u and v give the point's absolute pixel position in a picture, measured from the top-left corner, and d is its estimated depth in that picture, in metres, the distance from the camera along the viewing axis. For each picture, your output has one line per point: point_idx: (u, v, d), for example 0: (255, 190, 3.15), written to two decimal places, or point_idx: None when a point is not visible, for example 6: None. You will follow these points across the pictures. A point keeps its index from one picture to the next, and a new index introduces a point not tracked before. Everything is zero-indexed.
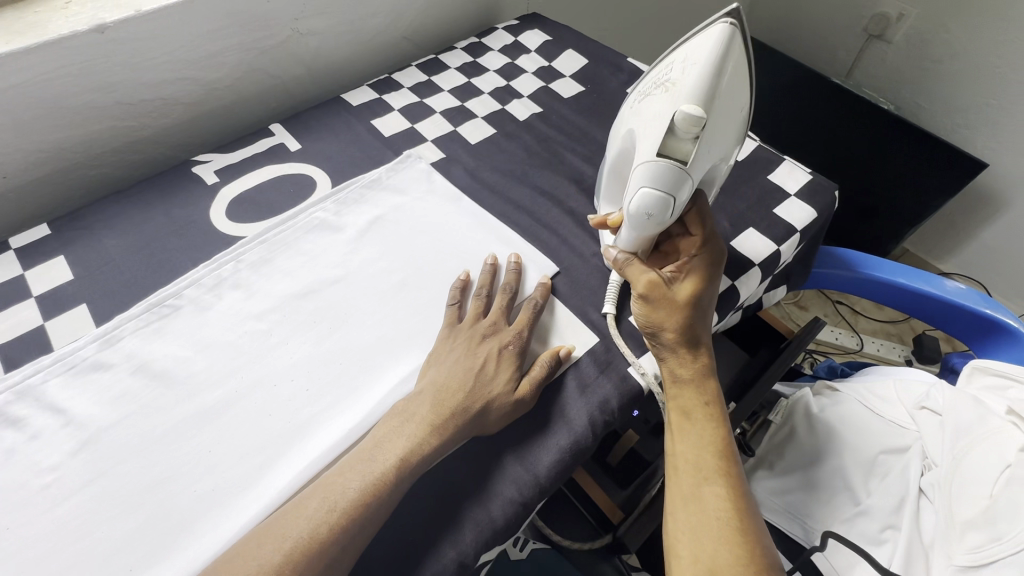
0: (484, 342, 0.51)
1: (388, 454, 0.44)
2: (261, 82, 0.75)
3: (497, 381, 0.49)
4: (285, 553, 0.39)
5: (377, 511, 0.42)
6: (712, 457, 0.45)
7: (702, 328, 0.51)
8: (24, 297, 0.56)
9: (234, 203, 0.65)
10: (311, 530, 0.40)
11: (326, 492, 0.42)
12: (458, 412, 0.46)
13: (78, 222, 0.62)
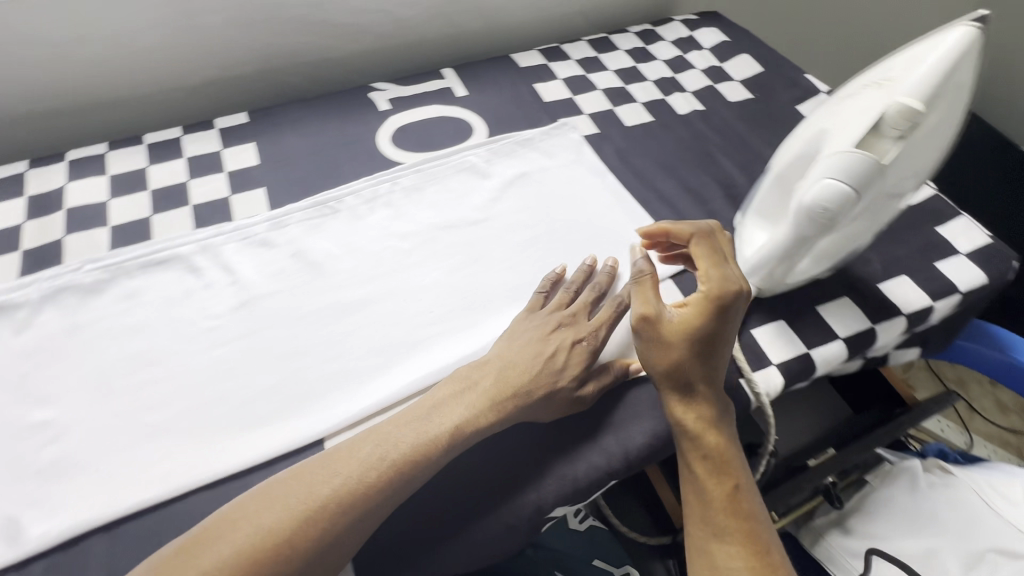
0: (556, 331, 0.50)
1: (439, 423, 0.44)
2: (444, 28, 0.79)
3: (565, 373, 0.47)
4: (332, 489, 0.40)
5: (424, 471, 0.43)
6: (725, 514, 0.43)
7: (718, 364, 0.47)
8: (219, 171, 0.64)
9: (399, 131, 0.70)
10: (360, 475, 0.41)
11: (378, 439, 0.43)
12: (517, 397, 0.46)
13: (270, 118, 0.70)
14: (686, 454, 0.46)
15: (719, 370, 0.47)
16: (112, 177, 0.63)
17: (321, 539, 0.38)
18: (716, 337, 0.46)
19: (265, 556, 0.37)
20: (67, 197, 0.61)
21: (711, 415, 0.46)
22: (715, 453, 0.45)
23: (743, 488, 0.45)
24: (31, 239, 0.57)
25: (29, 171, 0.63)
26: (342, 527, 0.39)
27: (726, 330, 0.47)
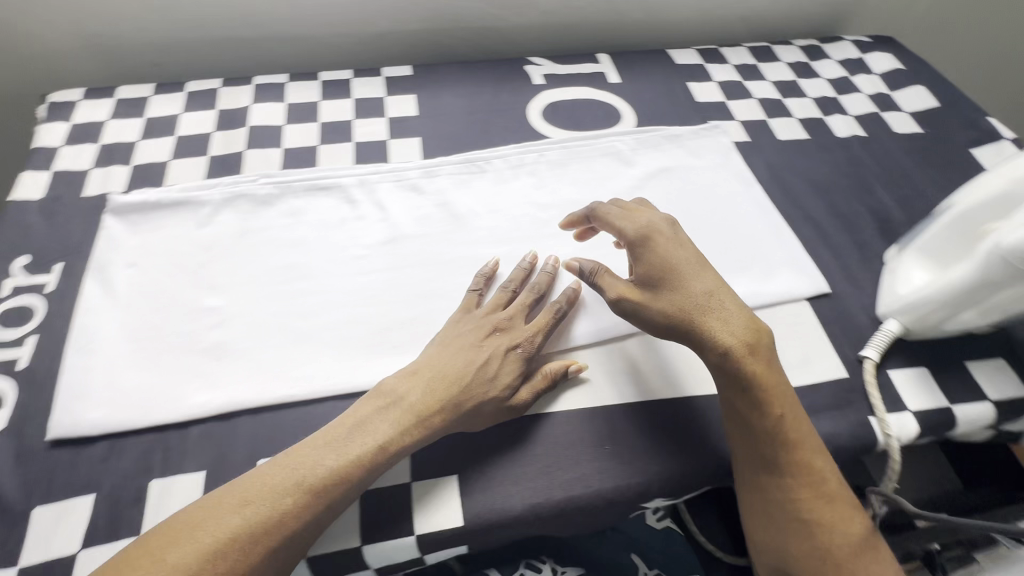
0: (490, 337, 0.49)
1: (355, 453, 0.42)
2: (606, 14, 0.80)
3: (497, 382, 0.46)
4: (244, 519, 0.38)
5: (345, 497, 0.41)
6: (779, 451, 0.44)
7: (697, 290, 0.47)
8: (381, 115, 0.69)
9: (550, 107, 0.72)
10: (275, 504, 0.39)
11: (292, 466, 0.41)
12: (450, 408, 0.45)
13: (431, 75, 0.74)
14: (728, 399, 0.46)
15: (708, 297, 0.47)
16: (289, 105, 0.68)
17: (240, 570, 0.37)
18: (650, 272, 0.48)
19: None
20: (250, 115, 0.67)
21: (740, 351, 0.45)
22: (757, 389, 0.45)
23: (792, 421, 0.45)
24: (219, 148, 0.64)
25: (222, 88, 0.70)
26: (260, 556, 0.38)
27: (662, 259, 0.48)
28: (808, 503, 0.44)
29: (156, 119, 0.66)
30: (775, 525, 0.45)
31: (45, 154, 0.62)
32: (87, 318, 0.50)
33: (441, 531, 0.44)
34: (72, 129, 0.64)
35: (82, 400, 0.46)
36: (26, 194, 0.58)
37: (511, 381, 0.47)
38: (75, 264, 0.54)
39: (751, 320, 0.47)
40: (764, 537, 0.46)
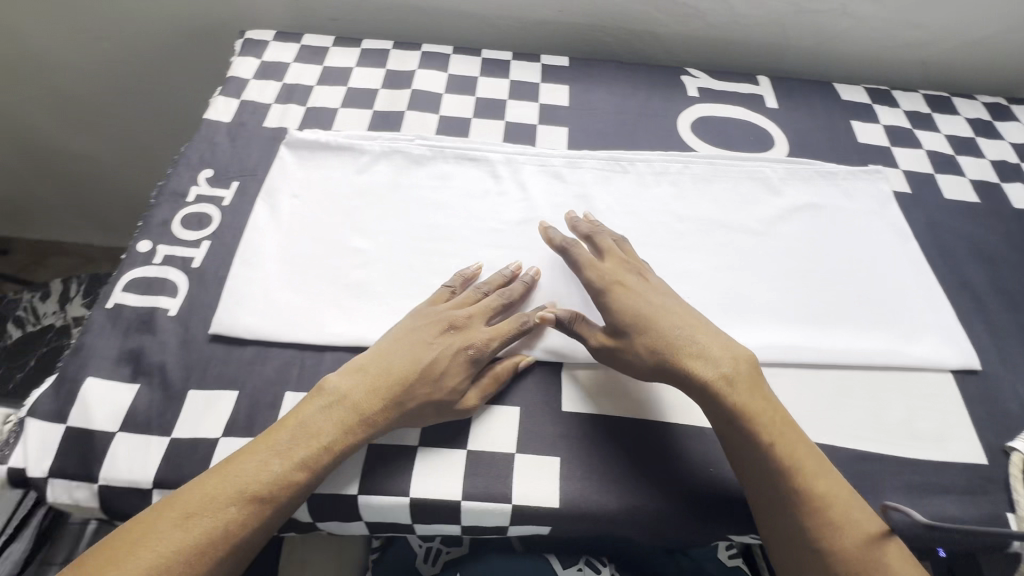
0: (445, 334, 0.48)
1: (296, 456, 0.41)
2: (775, 36, 0.77)
3: (442, 380, 0.45)
4: (189, 537, 0.38)
5: (295, 496, 0.41)
6: (778, 481, 0.42)
7: (672, 328, 0.47)
8: (534, 100, 0.70)
9: (701, 120, 0.71)
10: (215, 524, 0.38)
11: (231, 477, 0.40)
12: (393, 405, 0.44)
13: (586, 70, 0.75)
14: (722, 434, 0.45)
15: (688, 340, 0.46)
16: (450, 76, 0.72)
17: None
18: (619, 319, 0.48)
19: None
20: (414, 79, 0.71)
21: (722, 387, 0.44)
22: (744, 419, 0.44)
23: (786, 451, 0.43)
24: (383, 104, 0.68)
25: (393, 50, 0.74)
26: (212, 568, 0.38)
27: (632, 305, 0.48)
28: (820, 534, 0.41)
29: (332, 68, 0.71)
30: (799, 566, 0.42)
31: (237, 84, 0.68)
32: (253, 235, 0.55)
33: (537, 506, 0.44)
34: (261, 65, 0.71)
35: (240, 305, 0.51)
36: (216, 116, 0.65)
37: (459, 388, 0.46)
38: (249, 185, 0.59)
39: (734, 357, 0.46)
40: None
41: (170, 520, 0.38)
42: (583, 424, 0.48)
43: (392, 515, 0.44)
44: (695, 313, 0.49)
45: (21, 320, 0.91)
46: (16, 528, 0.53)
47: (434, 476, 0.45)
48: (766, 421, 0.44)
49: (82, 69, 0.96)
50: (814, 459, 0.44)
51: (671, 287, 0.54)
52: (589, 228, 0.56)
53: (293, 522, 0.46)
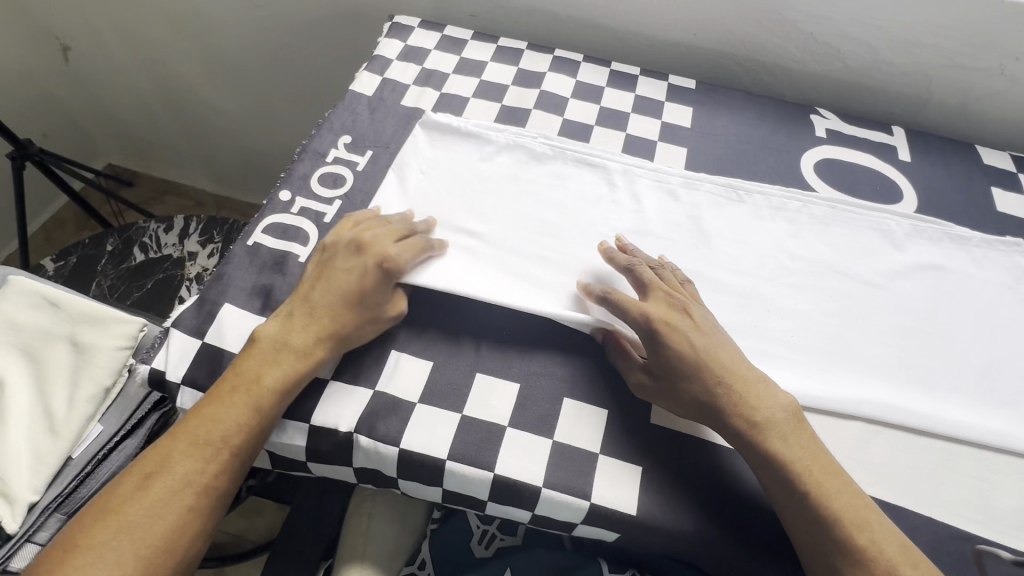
0: (350, 257, 0.50)
1: (238, 405, 0.44)
2: (917, 88, 0.74)
3: (359, 295, 0.48)
4: (168, 489, 0.42)
5: (259, 430, 0.45)
6: (824, 531, 0.41)
7: (720, 372, 0.46)
8: (657, 117, 0.71)
9: (826, 162, 0.69)
10: (189, 474, 0.42)
11: (193, 434, 0.43)
12: (330, 330, 0.47)
13: (713, 95, 0.75)
14: (766, 485, 0.44)
15: (729, 387, 0.45)
16: (578, 82, 0.74)
17: (186, 520, 0.42)
18: (666, 362, 0.46)
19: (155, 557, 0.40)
20: (543, 81, 0.73)
21: (756, 436, 0.44)
22: (789, 470, 0.43)
23: (826, 500, 0.42)
24: (511, 100, 0.71)
25: (527, 50, 0.77)
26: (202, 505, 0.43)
27: (679, 346, 0.46)
28: None
29: (467, 60, 0.75)
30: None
31: (381, 62, 0.73)
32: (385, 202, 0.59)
33: (614, 510, 0.45)
34: (404, 48, 0.76)
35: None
36: (360, 88, 0.70)
37: (383, 300, 0.49)
38: (381, 156, 0.64)
39: (774, 406, 0.45)
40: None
41: (135, 486, 0.42)
42: (669, 440, 0.48)
43: (471, 487, 0.46)
44: (735, 352, 0.48)
45: (145, 246, 1.00)
46: (133, 426, 0.59)
47: (518, 458, 0.46)
48: (807, 471, 0.43)
49: (235, 33, 1.06)
50: (857, 510, 0.42)
51: (715, 319, 0.50)
52: (624, 257, 0.54)
53: (376, 474, 0.49)
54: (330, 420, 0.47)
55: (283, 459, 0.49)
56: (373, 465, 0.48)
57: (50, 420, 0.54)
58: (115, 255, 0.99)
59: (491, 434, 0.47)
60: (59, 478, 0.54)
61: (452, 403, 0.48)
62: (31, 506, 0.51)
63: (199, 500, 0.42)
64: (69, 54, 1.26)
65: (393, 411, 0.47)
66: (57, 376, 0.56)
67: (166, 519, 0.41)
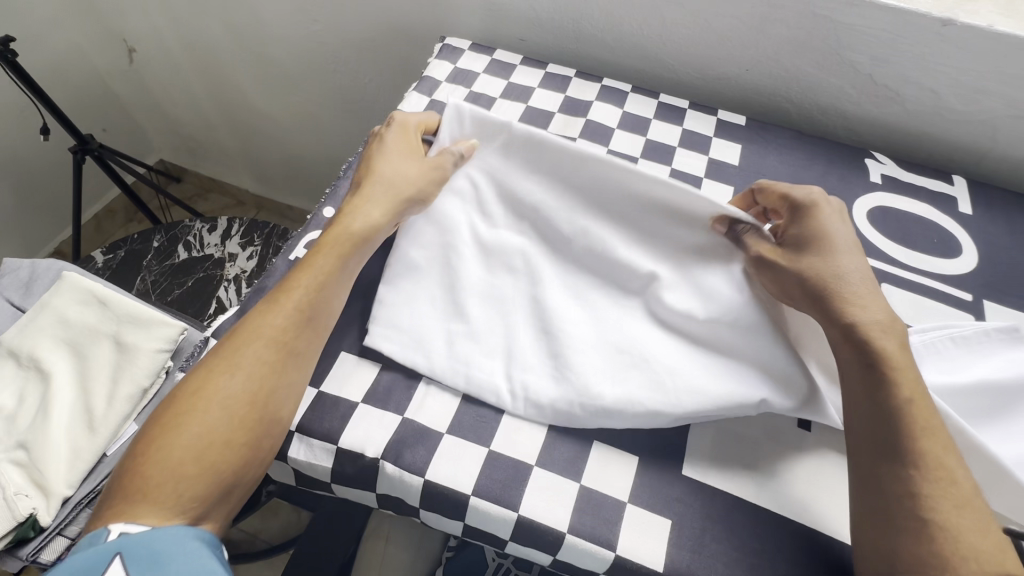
0: (403, 131, 0.58)
1: (304, 277, 0.49)
2: (982, 137, 0.71)
3: (400, 158, 0.56)
4: (253, 348, 0.45)
5: (320, 297, 0.49)
6: (907, 463, 0.40)
7: (846, 270, 0.48)
8: (704, 152, 0.70)
9: (880, 209, 0.66)
10: (266, 334, 0.46)
11: (270, 302, 0.48)
12: (369, 190, 0.54)
13: (762, 132, 0.73)
14: (846, 369, 0.45)
15: (848, 279, 0.47)
16: (625, 112, 0.73)
17: (277, 378, 0.45)
18: (806, 238, 0.50)
19: (251, 411, 0.43)
20: (590, 109, 0.73)
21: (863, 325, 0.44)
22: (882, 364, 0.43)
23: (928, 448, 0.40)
24: (556, 127, 0.71)
25: (575, 78, 0.77)
26: (286, 365, 0.46)
27: (819, 228, 0.50)
28: (911, 515, 0.38)
29: (515, 85, 0.76)
30: (875, 517, 0.40)
31: (430, 83, 0.75)
32: (390, 296, 0.54)
33: (640, 564, 0.43)
34: (453, 70, 0.77)
35: (414, 243, 0.56)
36: (408, 108, 0.71)
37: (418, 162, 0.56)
38: None
39: (879, 313, 0.46)
40: (870, 547, 0.40)
41: (217, 354, 0.45)
42: (704, 496, 0.46)
43: (495, 526, 0.45)
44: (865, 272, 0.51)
45: (188, 244, 1.04)
46: None
47: (544, 500, 0.45)
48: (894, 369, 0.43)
49: (292, 44, 1.09)
50: (959, 484, 0.39)
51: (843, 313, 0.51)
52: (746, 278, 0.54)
53: (398, 502, 0.48)
54: (357, 445, 0.47)
55: (307, 476, 0.50)
56: (396, 492, 0.47)
57: (89, 417, 0.56)
58: (160, 251, 1.02)
59: (516, 472, 0.46)
60: (93, 474, 0.55)
61: (481, 436, 0.48)
62: (65, 500, 0.52)
63: (281, 354, 0.46)
64: (134, 56, 1.31)
65: (421, 440, 0.47)
66: (99, 374, 0.58)
67: (254, 374, 0.44)
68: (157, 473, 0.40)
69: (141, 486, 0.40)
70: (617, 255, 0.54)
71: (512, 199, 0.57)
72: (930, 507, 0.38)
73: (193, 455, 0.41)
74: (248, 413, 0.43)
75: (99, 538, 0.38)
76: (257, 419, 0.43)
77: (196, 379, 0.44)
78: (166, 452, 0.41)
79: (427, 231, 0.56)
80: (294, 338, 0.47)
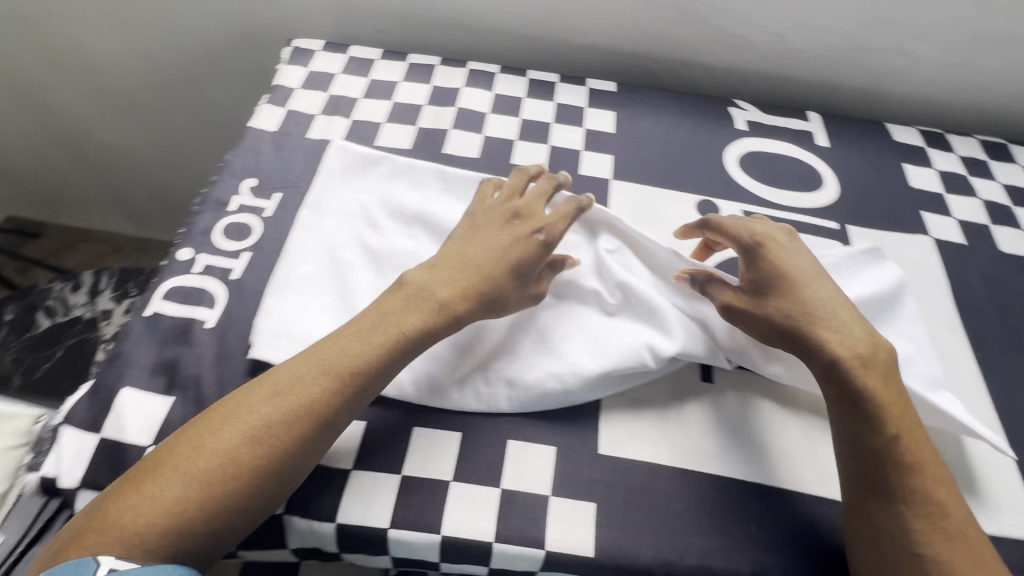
0: (508, 222, 0.52)
1: (364, 340, 0.44)
2: (827, 74, 0.76)
3: (489, 247, 0.50)
4: (293, 409, 0.40)
5: (378, 374, 0.43)
6: (902, 498, 0.41)
7: (812, 301, 0.47)
8: (580, 125, 0.69)
9: (748, 155, 0.69)
10: (316, 391, 0.41)
11: (328, 352, 0.43)
12: (448, 272, 0.48)
13: (632, 95, 0.74)
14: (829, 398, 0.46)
15: (820, 316, 0.46)
16: (496, 96, 0.71)
17: (302, 444, 0.40)
18: (769, 278, 0.49)
19: (266, 470, 0.39)
20: (459, 97, 0.70)
21: (850, 365, 0.44)
22: (874, 403, 0.43)
23: (925, 490, 0.41)
24: (427, 121, 0.68)
25: (440, 66, 0.74)
26: (316, 435, 0.41)
27: (785, 266, 0.49)
28: (909, 550, 0.40)
29: (378, 82, 0.71)
30: (877, 549, 0.41)
31: (283, 92, 0.69)
32: (278, 305, 0.50)
33: (570, 552, 0.43)
34: (308, 74, 0.71)
35: (304, 258, 0.53)
36: (262, 124, 0.65)
37: (505, 245, 0.50)
38: (291, 198, 0.59)
39: (858, 340, 0.45)
40: None
41: (255, 399, 0.40)
42: (623, 471, 0.46)
43: (420, 552, 0.43)
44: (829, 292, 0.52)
45: (49, 309, 0.91)
46: None
47: (466, 513, 0.43)
48: (887, 407, 0.43)
49: (129, 67, 0.98)
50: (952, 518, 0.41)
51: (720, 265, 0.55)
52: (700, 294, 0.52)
53: (315, 552, 0.45)
54: None
55: None
56: (310, 543, 0.44)
57: None
58: (15, 325, 0.90)
59: (434, 491, 0.44)
60: None
61: (391, 463, 0.45)
62: None
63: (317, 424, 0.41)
64: None
65: (326, 483, 0.44)
66: None
67: (286, 438, 0.40)
68: (158, 513, 0.36)
69: (133, 520, 0.36)
70: None
71: (400, 210, 0.57)
72: (925, 542, 0.40)
73: (199, 502, 0.37)
74: (266, 474, 0.39)
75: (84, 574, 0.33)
76: (273, 486, 0.39)
77: (232, 416, 0.40)
78: (172, 491, 0.37)
79: (313, 246, 0.54)
80: (339, 410, 0.42)
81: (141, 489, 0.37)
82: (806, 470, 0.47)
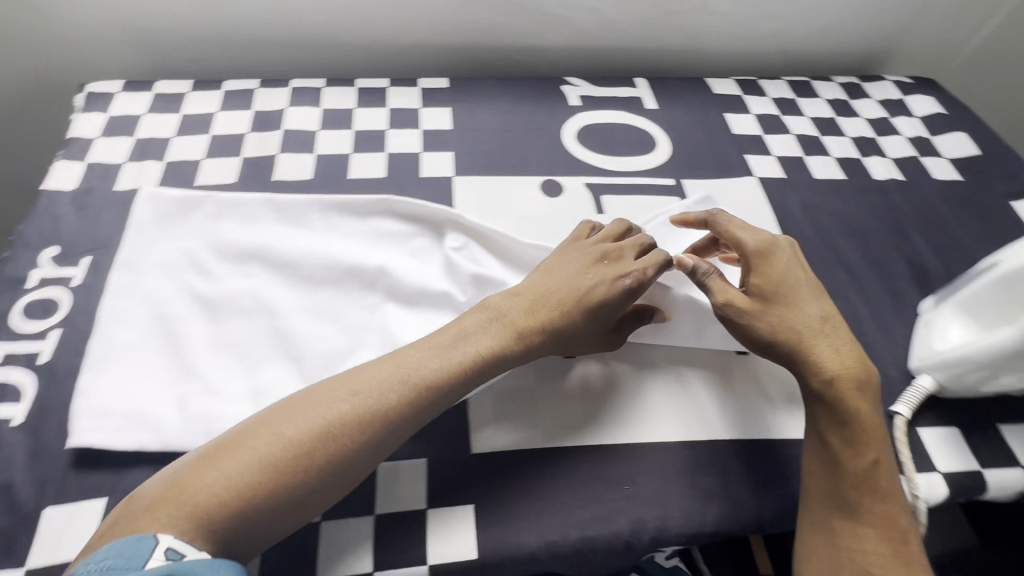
0: (600, 262, 0.48)
1: (439, 357, 0.43)
2: (646, 39, 0.80)
3: (570, 288, 0.47)
4: (360, 416, 0.40)
5: (448, 392, 0.43)
6: (867, 517, 0.42)
7: (808, 314, 0.46)
8: (416, 126, 0.68)
9: (584, 129, 0.71)
10: (380, 402, 0.40)
11: (404, 363, 0.42)
12: (528, 312, 0.46)
13: (466, 88, 0.74)
14: (807, 407, 0.46)
15: (814, 330, 0.46)
16: (324, 110, 0.68)
17: (349, 456, 0.39)
18: (773, 287, 0.47)
19: (323, 476, 0.38)
20: (284, 118, 0.67)
21: (846, 385, 0.44)
22: (859, 427, 0.44)
23: (888, 511, 0.42)
24: (252, 149, 0.64)
25: (260, 88, 0.70)
26: (365, 451, 0.39)
27: (788, 276, 0.48)
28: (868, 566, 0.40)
29: (192, 115, 0.66)
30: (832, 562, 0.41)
31: (82, 143, 0.62)
32: (98, 381, 0.46)
33: (453, 561, 0.42)
34: (109, 120, 0.65)
35: (123, 323, 0.49)
36: (60, 184, 0.58)
37: (587, 281, 0.47)
38: (103, 260, 0.54)
39: (851, 357, 0.45)
40: None
41: (330, 398, 0.40)
42: (497, 466, 0.46)
43: None
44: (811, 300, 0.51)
45: None
46: None
47: (341, 551, 0.42)
48: (870, 434, 0.44)
49: None
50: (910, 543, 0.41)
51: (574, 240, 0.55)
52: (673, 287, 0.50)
53: None
54: None
55: None
56: None
57: None
58: None
59: (304, 537, 0.42)
60: None
61: None
62: None
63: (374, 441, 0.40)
64: None
65: None
66: None
67: (345, 449, 0.39)
68: (218, 489, 0.36)
69: (195, 491, 0.35)
70: (346, 259, 0.54)
71: (228, 248, 0.54)
72: (882, 560, 0.40)
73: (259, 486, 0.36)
74: (320, 481, 0.38)
75: (141, 553, 0.33)
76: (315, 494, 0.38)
77: (313, 408, 0.40)
78: (238, 465, 0.37)
79: (133, 308, 0.50)
80: (402, 422, 0.41)
81: (214, 457, 0.37)
82: (719, 428, 0.50)
